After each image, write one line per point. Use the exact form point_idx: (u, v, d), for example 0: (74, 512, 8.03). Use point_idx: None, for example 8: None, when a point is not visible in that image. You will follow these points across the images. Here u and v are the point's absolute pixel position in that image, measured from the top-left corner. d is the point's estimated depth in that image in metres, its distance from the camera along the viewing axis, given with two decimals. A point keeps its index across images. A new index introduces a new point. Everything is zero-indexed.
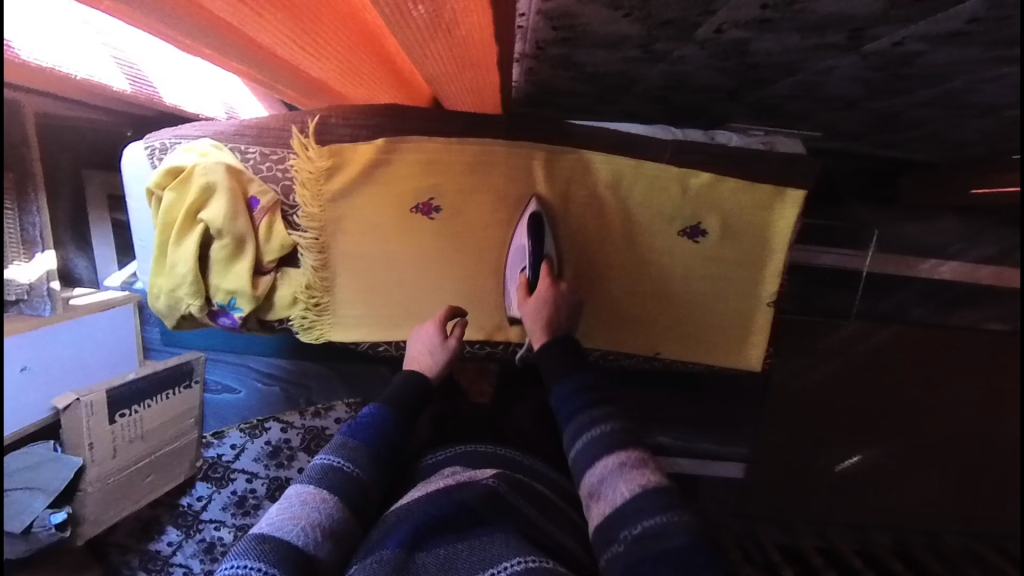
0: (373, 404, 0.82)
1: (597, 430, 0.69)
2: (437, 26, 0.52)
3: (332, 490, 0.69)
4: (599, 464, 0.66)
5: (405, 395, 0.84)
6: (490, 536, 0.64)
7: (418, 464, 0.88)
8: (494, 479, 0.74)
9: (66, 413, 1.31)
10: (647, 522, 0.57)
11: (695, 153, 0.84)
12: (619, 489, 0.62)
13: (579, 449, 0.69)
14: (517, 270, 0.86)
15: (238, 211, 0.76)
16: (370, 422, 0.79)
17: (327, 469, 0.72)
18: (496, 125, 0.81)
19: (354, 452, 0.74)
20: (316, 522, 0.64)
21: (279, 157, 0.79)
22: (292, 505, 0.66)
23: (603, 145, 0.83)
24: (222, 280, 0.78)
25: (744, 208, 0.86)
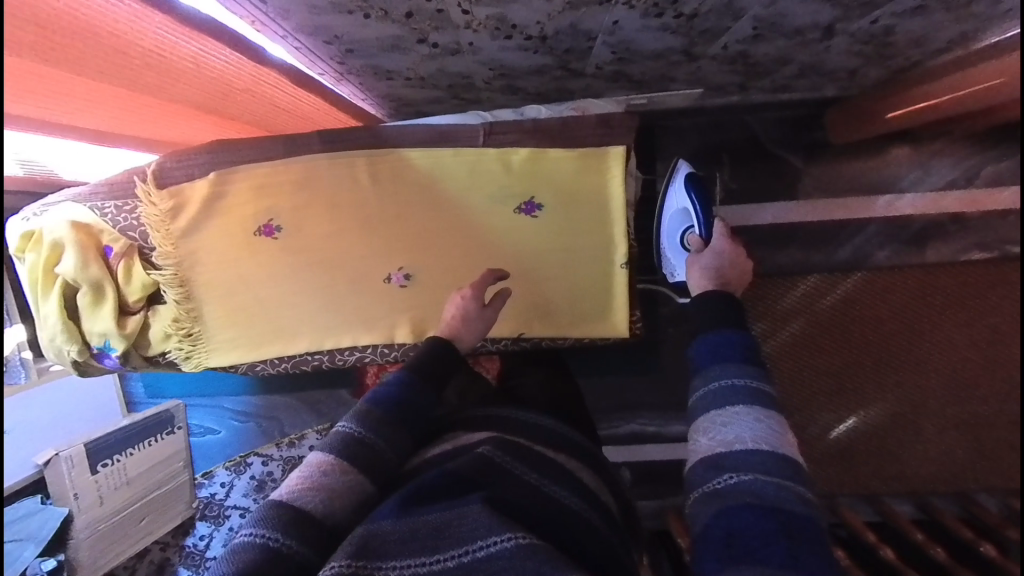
0: (398, 369, 0.76)
1: (740, 381, 0.68)
2: (124, 45, 0.62)
3: (350, 460, 0.64)
4: (727, 412, 0.66)
5: (428, 357, 0.78)
6: (476, 501, 0.59)
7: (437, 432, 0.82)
8: (492, 445, 0.69)
9: (48, 469, 1.47)
10: (760, 475, 0.60)
11: (508, 131, 0.85)
12: (742, 435, 0.64)
13: (707, 391, 0.69)
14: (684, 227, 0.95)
15: (90, 261, 0.84)
16: (395, 384, 0.73)
17: (339, 435, 0.67)
18: (312, 143, 0.86)
19: (375, 415, 0.69)
20: (328, 490, 0.61)
21: (131, 207, 0.87)
22: (303, 472, 0.63)
23: (417, 140, 0.85)
24: (93, 324, 0.87)
25: (573, 175, 0.86)
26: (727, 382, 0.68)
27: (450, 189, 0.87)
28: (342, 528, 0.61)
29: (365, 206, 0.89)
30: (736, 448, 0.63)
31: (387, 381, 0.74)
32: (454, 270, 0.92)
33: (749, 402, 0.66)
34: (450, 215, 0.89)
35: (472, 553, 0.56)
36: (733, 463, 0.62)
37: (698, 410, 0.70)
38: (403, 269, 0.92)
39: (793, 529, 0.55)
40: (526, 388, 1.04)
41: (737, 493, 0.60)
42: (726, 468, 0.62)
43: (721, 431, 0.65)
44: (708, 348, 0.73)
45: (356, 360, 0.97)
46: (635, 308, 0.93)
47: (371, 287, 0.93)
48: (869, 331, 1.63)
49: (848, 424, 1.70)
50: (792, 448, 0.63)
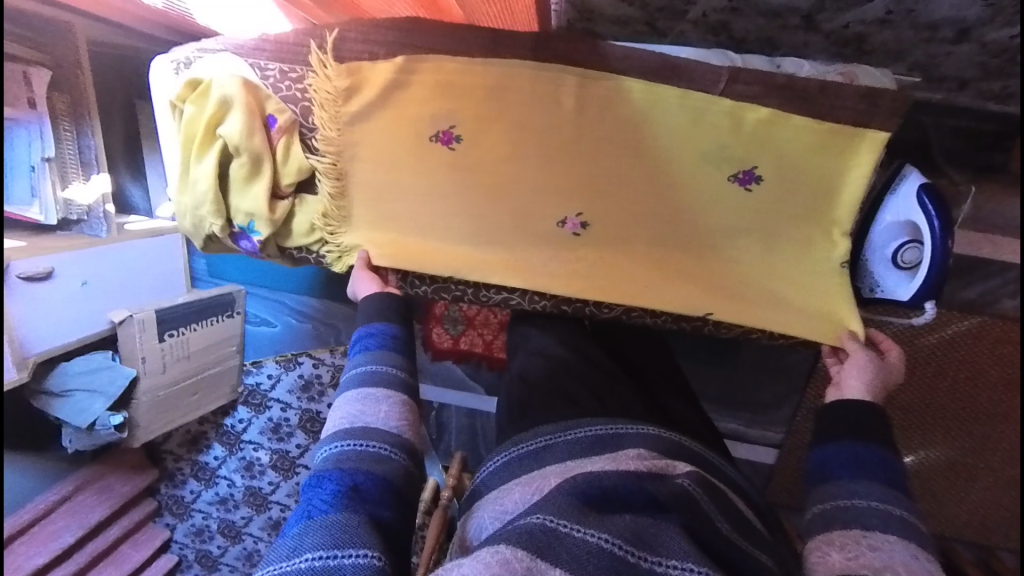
0: (385, 321, 0.76)
1: (875, 501, 0.57)
2: None
3: (388, 388, 0.66)
4: (873, 535, 0.55)
5: (377, 308, 0.78)
6: (680, 530, 0.50)
7: (569, 417, 0.65)
8: (695, 479, 0.55)
9: (121, 328, 1.43)
10: None
11: (753, 82, 0.72)
12: (893, 564, 0.52)
13: (824, 509, 0.60)
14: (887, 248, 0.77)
15: (255, 128, 0.75)
16: (395, 333, 0.74)
17: (367, 370, 0.68)
18: (522, 41, 0.74)
19: (397, 357, 0.70)
20: (393, 408, 0.64)
21: (298, 75, 0.76)
22: (353, 403, 0.64)
23: (641, 70, 0.73)
24: (240, 201, 0.79)
25: (808, 150, 0.74)
26: (854, 500, 0.58)
27: (662, 136, 0.75)
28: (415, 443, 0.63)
29: (558, 133, 0.77)
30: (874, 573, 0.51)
31: (387, 332, 0.74)
32: (633, 229, 0.82)
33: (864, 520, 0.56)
34: (652, 166, 0.78)
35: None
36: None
37: (812, 529, 0.59)
38: (581, 216, 0.82)
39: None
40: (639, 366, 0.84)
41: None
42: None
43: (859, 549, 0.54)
44: (850, 447, 0.64)
45: (499, 301, 0.89)
46: (855, 325, 0.80)
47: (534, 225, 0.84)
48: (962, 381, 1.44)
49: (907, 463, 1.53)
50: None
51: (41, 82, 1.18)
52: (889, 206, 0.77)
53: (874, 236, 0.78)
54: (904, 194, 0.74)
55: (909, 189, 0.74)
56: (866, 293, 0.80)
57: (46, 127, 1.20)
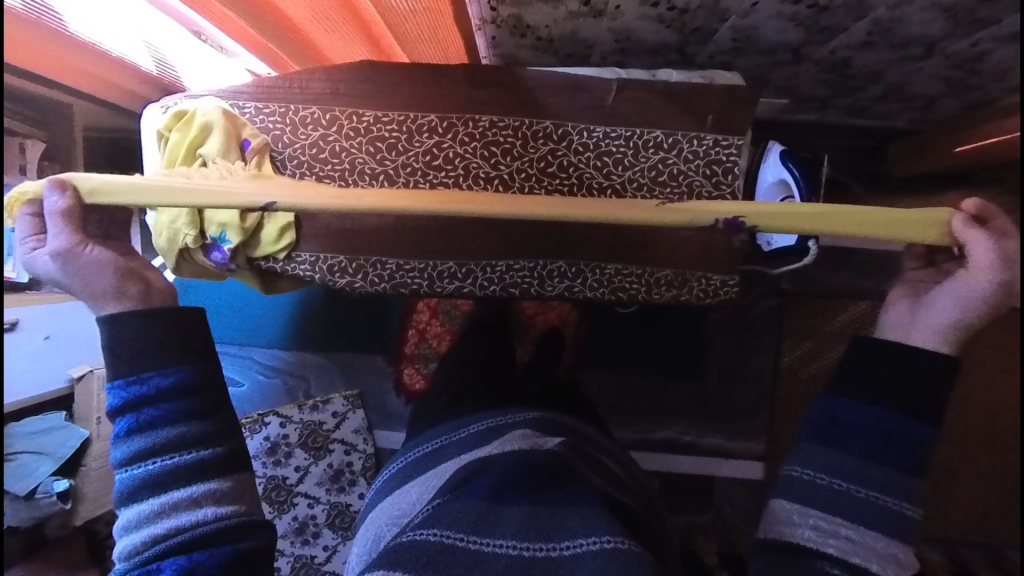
0: (153, 359, 0.70)
1: (854, 488, 0.70)
2: None
3: (195, 473, 0.68)
4: (833, 518, 0.70)
5: (144, 336, 0.70)
6: (579, 512, 0.70)
7: (479, 415, 0.94)
8: (561, 444, 0.78)
9: (80, 385, 1.37)
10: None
11: (639, 89, 0.91)
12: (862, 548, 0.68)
13: (800, 476, 0.73)
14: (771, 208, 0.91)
15: (232, 148, 0.86)
16: (180, 380, 0.70)
17: (155, 446, 0.68)
18: (457, 73, 0.92)
19: (188, 417, 0.69)
20: (199, 501, 0.67)
21: (271, 109, 0.93)
22: (147, 508, 0.66)
23: (553, 88, 0.92)
24: (215, 213, 0.88)
25: (694, 134, 0.91)
26: (828, 482, 0.71)
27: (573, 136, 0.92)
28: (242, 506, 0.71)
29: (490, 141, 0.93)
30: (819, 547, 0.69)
31: (164, 385, 0.69)
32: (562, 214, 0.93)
33: (830, 509, 0.70)
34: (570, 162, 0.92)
35: (565, 548, 0.67)
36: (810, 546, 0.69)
37: (789, 492, 0.74)
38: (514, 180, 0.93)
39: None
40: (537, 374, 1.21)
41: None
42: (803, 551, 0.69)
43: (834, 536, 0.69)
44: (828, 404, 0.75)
45: (454, 291, 0.97)
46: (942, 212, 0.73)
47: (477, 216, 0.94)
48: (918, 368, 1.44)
49: None
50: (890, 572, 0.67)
51: (37, 152, 1.27)
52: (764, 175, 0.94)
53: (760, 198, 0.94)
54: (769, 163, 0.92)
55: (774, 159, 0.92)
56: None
57: (33, 191, 1.26)
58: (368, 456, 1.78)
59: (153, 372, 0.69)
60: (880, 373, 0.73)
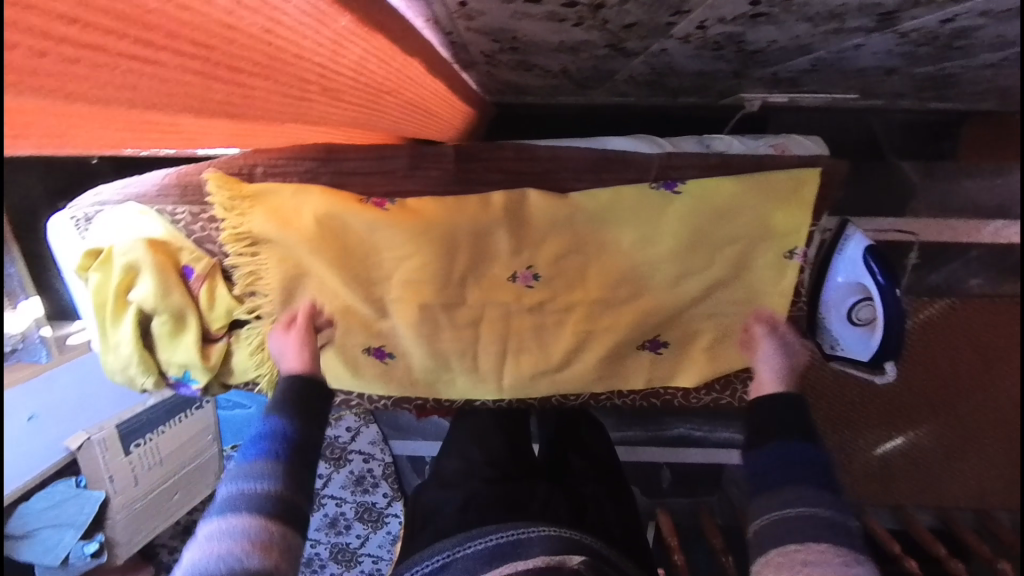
0: (280, 415, 0.66)
1: (811, 509, 0.57)
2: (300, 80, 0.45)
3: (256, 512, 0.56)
4: (809, 548, 0.54)
5: (296, 396, 0.69)
6: None
7: (476, 530, 0.64)
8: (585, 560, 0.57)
9: (81, 453, 1.32)
10: None
11: (687, 165, 0.70)
12: None
13: (764, 526, 0.58)
14: (841, 310, 0.74)
15: (170, 286, 0.70)
16: (279, 454, 0.62)
17: (242, 495, 0.58)
18: (445, 155, 0.70)
19: (279, 473, 0.60)
20: (257, 538, 0.54)
21: (210, 215, 0.72)
22: (218, 523, 0.55)
23: (572, 167, 0.70)
24: (171, 354, 0.75)
25: (757, 222, 0.71)
26: (789, 513, 0.57)
27: (595, 230, 0.72)
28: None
29: (493, 240, 0.73)
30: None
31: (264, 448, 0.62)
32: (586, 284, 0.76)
33: (803, 536, 0.55)
34: (593, 262, 0.74)
35: None
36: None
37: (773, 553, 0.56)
38: (531, 268, 0.75)
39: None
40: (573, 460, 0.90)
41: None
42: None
43: None
44: (770, 466, 0.62)
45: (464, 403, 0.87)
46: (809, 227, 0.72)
47: (490, 276, 0.72)
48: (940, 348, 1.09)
49: (893, 445, 1.16)
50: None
51: None
52: (839, 265, 0.73)
53: (828, 293, 0.74)
54: (847, 254, 0.72)
55: (857, 253, 0.71)
56: (828, 349, 0.78)
57: None
58: (387, 463, 1.76)
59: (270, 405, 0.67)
60: (795, 426, 0.65)
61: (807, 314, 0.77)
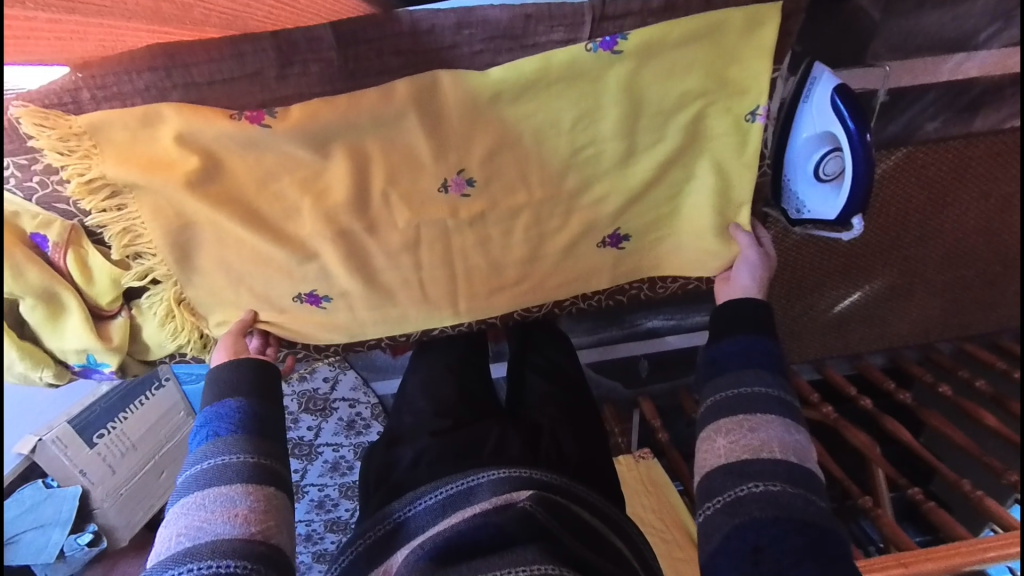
0: (237, 395, 0.63)
1: (760, 387, 0.58)
2: None
3: (240, 485, 0.54)
4: (754, 417, 0.56)
5: (252, 380, 0.64)
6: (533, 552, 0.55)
7: (426, 484, 0.69)
8: (533, 499, 0.61)
9: (38, 455, 1.21)
10: (786, 491, 0.50)
11: (626, 11, 0.57)
12: (769, 440, 0.54)
13: (713, 403, 0.60)
14: (806, 169, 0.67)
15: (20, 262, 0.57)
16: (243, 429, 0.59)
17: (210, 475, 0.55)
18: (322, 41, 0.54)
19: (246, 445, 0.57)
20: (235, 509, 0.52)
21: (43, 165, 0.56)
22: (190, 504, 0.54)
23: (488, 33, 0.56)
24: (61, 341, 0.64)
25: (714, 76, 0.61)
26: (740, 390, 0.58)
27: (523, 113, 0.61)
28: (263, 546, 0.51)
29: (411, 145, 0.62)
30: (737, 454, 0.54)
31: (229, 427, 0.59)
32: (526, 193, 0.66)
33: (749, 408, 0.57)
34: (531, 154, 0.64)
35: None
36: (742, 471, 0.52)
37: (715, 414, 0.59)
38: (462, 172, 0.64)
39: (827, 551, 0.46)
40: (529, 386, 0.91)
41: (749, 499, 0.50)
42: (741, 476, 0.52)
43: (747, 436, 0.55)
44: (732, 353, 0.62)
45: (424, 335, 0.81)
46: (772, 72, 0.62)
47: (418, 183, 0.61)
48: (899, 189, 0.95)
49: (850, 301, 1.12)
50: (808, 454, 0.54)
51: None
52: (805, 117, 0.65)
53: (792, 151, 0.68)
54: (814, 99, 0.64)
55: (824, 94, 0.62)
56: (793, 214, 0.73)
57: None
58: (374, 404, 1.69)
59: (224, 391, 0.62)
60: (752, 320, 0.64)
61: (773, 177, 0.72)
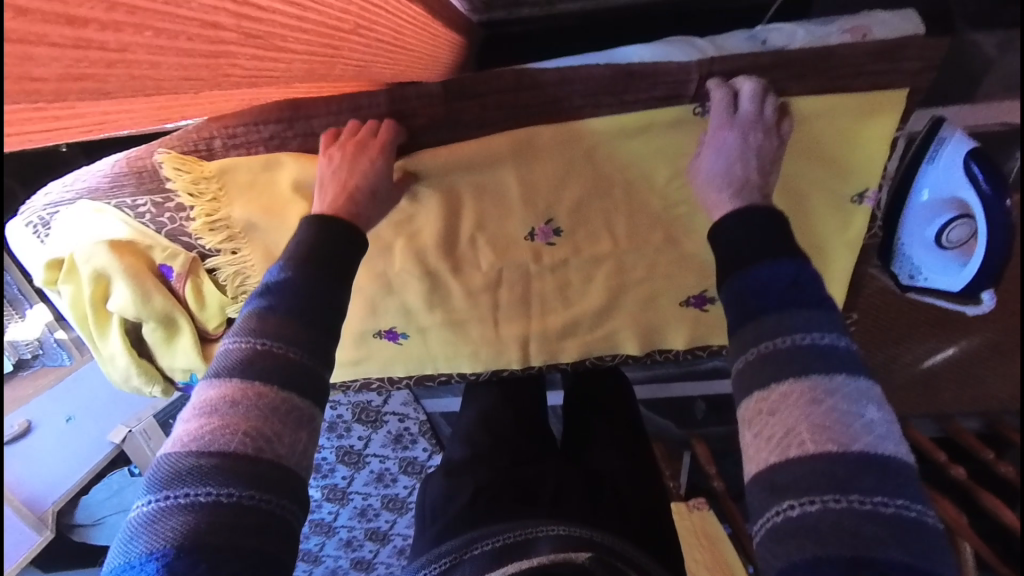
0: (283, 265, 0.52)
1: (811, 336, 0.44)
2: None
3: (251, 381, 0.46)
4: (817, 382, 0.42)
5: (306, 246, 0.53)
6: None
7: (483, 527, 0.66)
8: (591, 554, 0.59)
9: (126, 445, 1.27)
10: (838, 505, 0.38)
11: (739, 68, 0.54)
12: (825, 423, 0.41)
13: (758, 353, 0.45)
14: (924, 233, 0.62)
15: (149, 289, 0.65)
16: (285, 311, 0.49)
17: (228, 362, 0.47)
18: (432, 96, 0.56)
19: (277, 332, 0.48)
20: (235, 416, 0.44)
21: (175, 203, 0.61)
22: (201, 397, 0.46)
23: (594, 89, 0.55)
24: (172, 359, 0.72)
25: (831, 134, 0.57)
26: (800, 340, 0.44)
27: (619, 166, 0.60)
28: (274, 465, 0.43)
29: (504, 195, 0.62)
30: (799, 437, 0.41)
31: (271, 285, 0.51)
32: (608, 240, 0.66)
33: (805, 370, 0.43)
34: (621, 205, 0.63)
35: None
36: (791, 481, 0.40)
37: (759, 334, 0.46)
38: (550, 222, 0.65)
39: None
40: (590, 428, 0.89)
41: (801, 526, 0.39)
42: (784, 489, 0.40)
43: (817, 401, 0.41)
44: (735, 306, 0.48)
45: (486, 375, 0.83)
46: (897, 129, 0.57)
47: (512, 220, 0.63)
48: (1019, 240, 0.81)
49: (941, 356, 1.01)
50: (892, 438, 0.41)
51: None
52: (927, 179, 0.60)
53: (909, 215, 0.63)
54: (938, 162, 0.58)
55: (954, 159, 0.56)
56: (905, 279, 0.68)
57: None
58: (423, 420, 1.70)
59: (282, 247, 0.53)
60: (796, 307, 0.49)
61: (883, 239, 0.67)
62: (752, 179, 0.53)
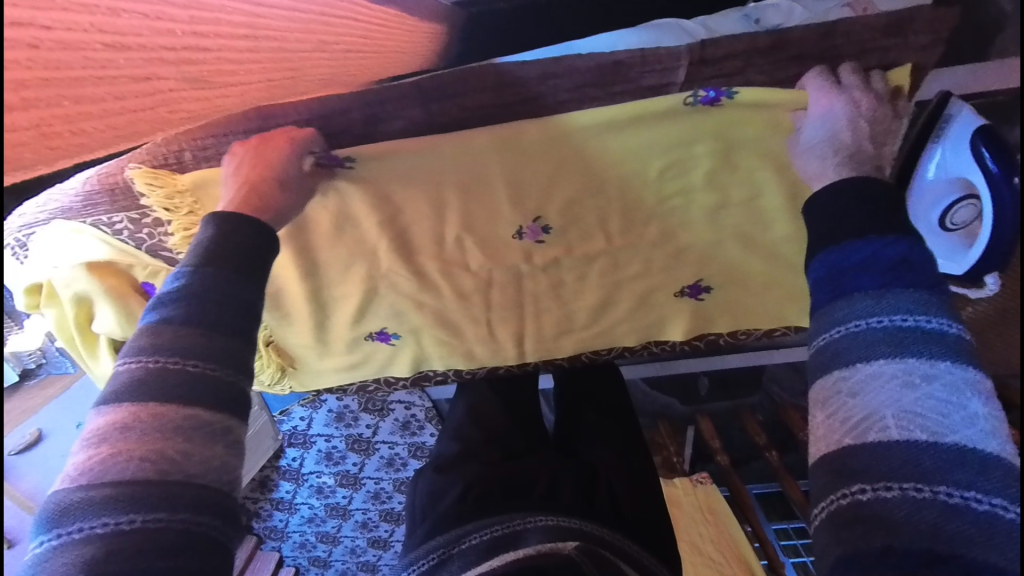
0: (187, 267, 0.47)
1: (909, 322, 0.41)
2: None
3: (142, 400, 0.41)
4: (911, 368, 0.39)
5: (230, 246, 0.48)
6: None
7: (470, 522, 0.66)
8: (579, 547, 0.59)
9: None
10: (926, 498, 0.36)
11: (732, 53, 0.50)
12: (914, 421, 0.38)
13: (836, 337, 0.43)
14: (924, 216, 0.59)
15: (136, 306, 0.66)
16: (187, 318, 0.44)
17: (120, 382, 0.42)
18: (407, 97, 0.52)
19: (174, 342, 0.43)
20: (128, 442, 0.39)
21: (152, 219, 0.60)
22: (92, 423, 0.41)
23: (580, 82, 0.52)
24: None
25: None
26: (876, 323, 0.41)
27: (607, 160, 0.57)
28: (189, 487, 0.39)
29: (491, 196, 0.60)
30: (882, 421, 0.38)
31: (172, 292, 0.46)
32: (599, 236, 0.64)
33: (899, 351, 0.40)
34: (611, 200, 0.60)
35: None
36: (865, 465, 0.38)
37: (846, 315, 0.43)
38: (539, 220, 0.62)
39: None
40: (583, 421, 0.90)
41: (874, 514, 0.36)
42: (855, 473, 0.38)
43: (907, 394, 0.38)
44: (816, 284, 0.46)
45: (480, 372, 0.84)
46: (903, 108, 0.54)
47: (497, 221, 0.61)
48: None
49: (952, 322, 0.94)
50: (988, 434, 0.37)
51: None
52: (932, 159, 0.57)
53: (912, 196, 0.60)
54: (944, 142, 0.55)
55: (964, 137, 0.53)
56: None
57: None
58: (428, 406, 1.72)
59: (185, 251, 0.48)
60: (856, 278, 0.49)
61: None
62: (862, 150, 0.50)
